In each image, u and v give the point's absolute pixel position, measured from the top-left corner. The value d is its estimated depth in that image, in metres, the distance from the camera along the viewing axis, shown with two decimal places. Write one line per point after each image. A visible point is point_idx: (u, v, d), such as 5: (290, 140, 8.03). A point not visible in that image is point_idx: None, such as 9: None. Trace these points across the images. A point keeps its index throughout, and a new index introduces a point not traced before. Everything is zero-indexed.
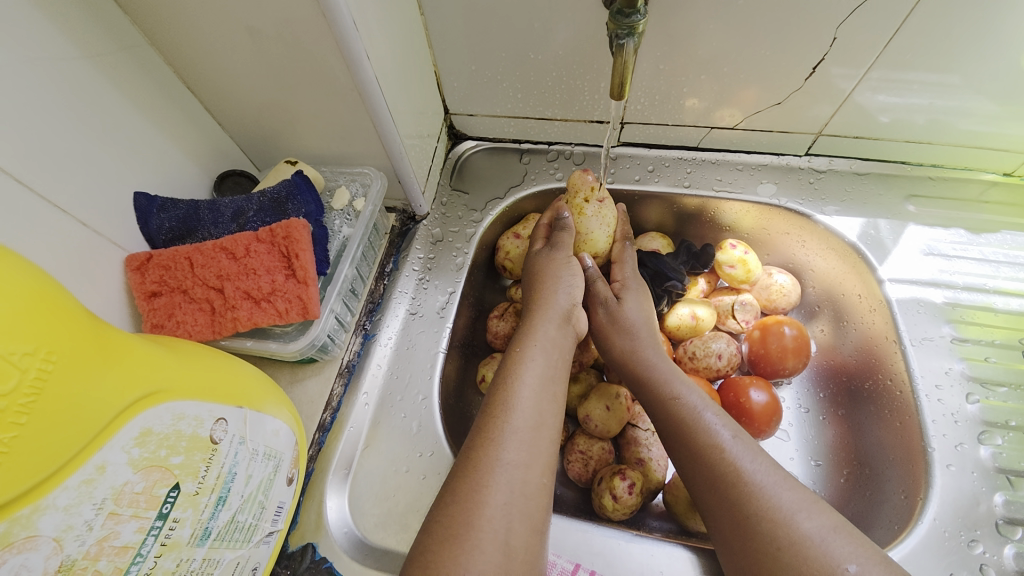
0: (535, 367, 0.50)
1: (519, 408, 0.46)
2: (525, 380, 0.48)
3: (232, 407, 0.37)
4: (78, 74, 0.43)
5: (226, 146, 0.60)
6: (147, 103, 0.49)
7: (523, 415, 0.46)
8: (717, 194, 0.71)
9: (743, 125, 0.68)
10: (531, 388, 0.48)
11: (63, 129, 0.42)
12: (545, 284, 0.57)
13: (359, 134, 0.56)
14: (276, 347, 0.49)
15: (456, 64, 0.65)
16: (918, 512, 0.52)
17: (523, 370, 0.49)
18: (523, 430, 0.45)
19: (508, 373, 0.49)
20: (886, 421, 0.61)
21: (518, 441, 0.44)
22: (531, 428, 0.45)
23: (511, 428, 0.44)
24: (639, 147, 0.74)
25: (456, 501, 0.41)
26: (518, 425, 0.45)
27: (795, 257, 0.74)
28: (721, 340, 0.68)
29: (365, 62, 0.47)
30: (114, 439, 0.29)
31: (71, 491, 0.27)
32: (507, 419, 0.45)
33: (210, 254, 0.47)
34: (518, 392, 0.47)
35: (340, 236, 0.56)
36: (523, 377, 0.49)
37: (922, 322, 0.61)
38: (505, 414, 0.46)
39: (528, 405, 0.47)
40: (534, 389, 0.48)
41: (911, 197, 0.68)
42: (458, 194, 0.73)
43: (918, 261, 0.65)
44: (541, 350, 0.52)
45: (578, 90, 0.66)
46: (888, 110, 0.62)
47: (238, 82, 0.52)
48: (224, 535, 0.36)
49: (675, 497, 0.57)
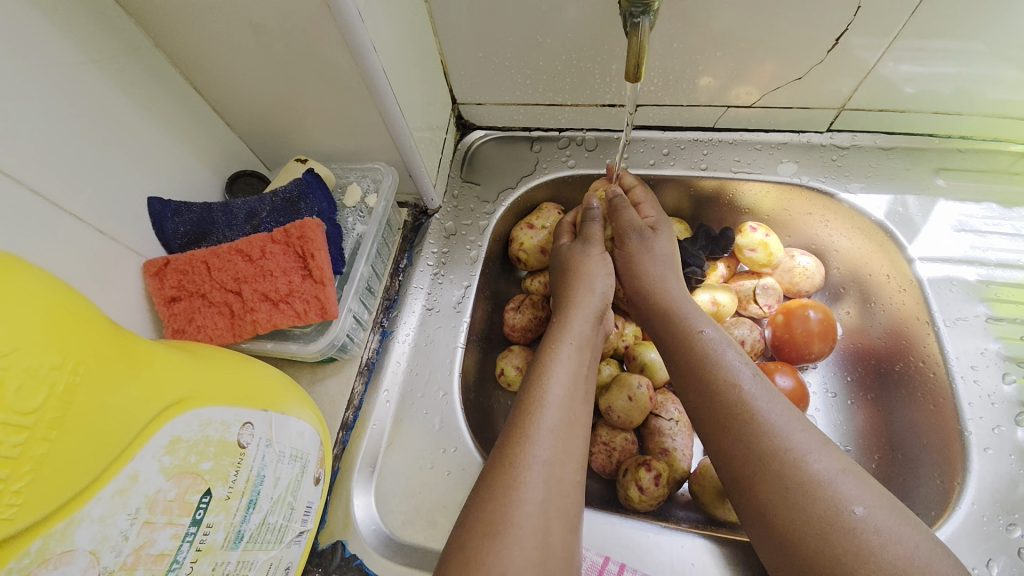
0: (567, 363, 0.49)
1: (550, 405, 0.46)
2: (556, 376, 0.48)
3: (257, 410, 0.37)
4: (85, 80, 0.42)
5: (236, 147, 0.59)
6: (155, 106, 0.49)
7: (555, 412, 0.45)
8: (736, 175, 0.69)
9: (761, 102, 0.65)
10: (563, 385, 0.48)
11: (74, 136, 0.41)
12: (577, 280, 0.57)
13: (368, 128, 0.55)
14: (296, 348, 0.48)
15: (463, 53, 0.64)
16: (955, 497, 0.51)
17: (554, 366, 0.49)
18: (556, 427, 0.45)
19: (538, 370, 0.49)
20: (919, 405, 0.59)
21: (551, 438, 0.44)
22: (563, 425, 0.45)
23: (543, 425, 0.44)
24: (653, 130, 0.72)
25: (495, 496, 0.40)
26: (550, 422, 0.45)
27: (817, 238, 0.72)
28: (743, 326, 0.67)
29: (371, 54, 0.46)
30: (145, 448, 0.28)
31: (106, 502, 0.26)
32: (538, 416, 0.45)
33: (226, 257, 0.47)
34: (550, 389, 0.47)
35: (355, 233, 0.56)
36: (554, 373, 0.48)
37: (955, 302, 0.59)
38: (538, 411, 0.45)
39: (560, 403, 0.46)
40: (566, 386, 0.48)
41: (940, 171, 0.66)
42: (470, 186, 0.72)
43: (949, 238, 0.63)
44: (574, 346, 0.51)
45: (589, 73, 0.64)
46: (912, 81, 0.59)
47: (245, 80, 0.51)
48: (256, 537, 0.36)
49: (702, 486, 0.56)
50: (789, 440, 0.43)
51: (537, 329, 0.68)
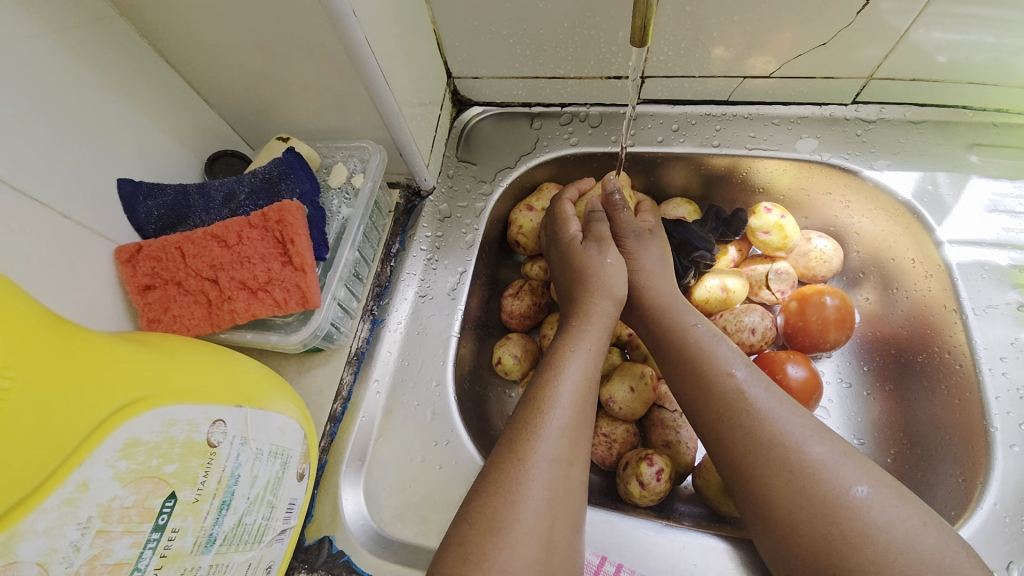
0: (583, 366, 0.46)
1: (561, 405, 0.43)
2: (569, 377, 0.45)
3: (231, 407, 0.35)
4: (42, 52, 0.39)
5: (216, 125, 0.56)
6: (122, 80, 0.46)
7: (567, 412, 0.43)
8: (750, 152, 0.64)
9: (779, 72, 0.60)
10: (575, 385, 0.45)
11: (33, 114, 0.39)
12: (590, 277, 0.53)
13: (353, 104, 0.51)
14: (277, 339, 0.46)
15: (457, 21, 0.59)
16: (977, 497, 0.48)
17: (566, 366, 0.46)
18: (567, 428, 0.42)
19: (549, 370, 0.46)
20: (941, 398, 0.55)
21: (561, 437, 0.41)
22: (574, 426, 0.42)
23: (553, 425, 0.41)
24: (662, 104, 0.67)
25: (499, 493, 0.38)
26: (562, 422, 0.42)
27: (837, 219, 0.67)
28: (754, 313, 0.63)
29: (352, 20, 0.42)
30: (95, 454, 0.27)
31: (51, 514, 0.25)
32: (549, 415, 0.42)
33: (201, 243, 0.44)
34: (562, 388, 0.44)
35: (340, 217, 0.52)
36: (566, 374, 0.45)
37: (986, 289, 0.55)
38: (548, 409, 0.42)
39: (572, 403, 0.43)
40: (579, 387, 0.45)
41: (973, 147, 0.61)
42: (466, 165, 0.69)
43: (980, 219, 0.58)
44: (590, 350, 0.48)
45: (593, 42, 0.59)
46: (946, 48, 0.54)
47: (219, 52, 0.47)
48: (232, 539, 0.35)
49: (706, 481, 0.54)
50: (802, 442, 0.40)
51: (536, 317, 0.65)
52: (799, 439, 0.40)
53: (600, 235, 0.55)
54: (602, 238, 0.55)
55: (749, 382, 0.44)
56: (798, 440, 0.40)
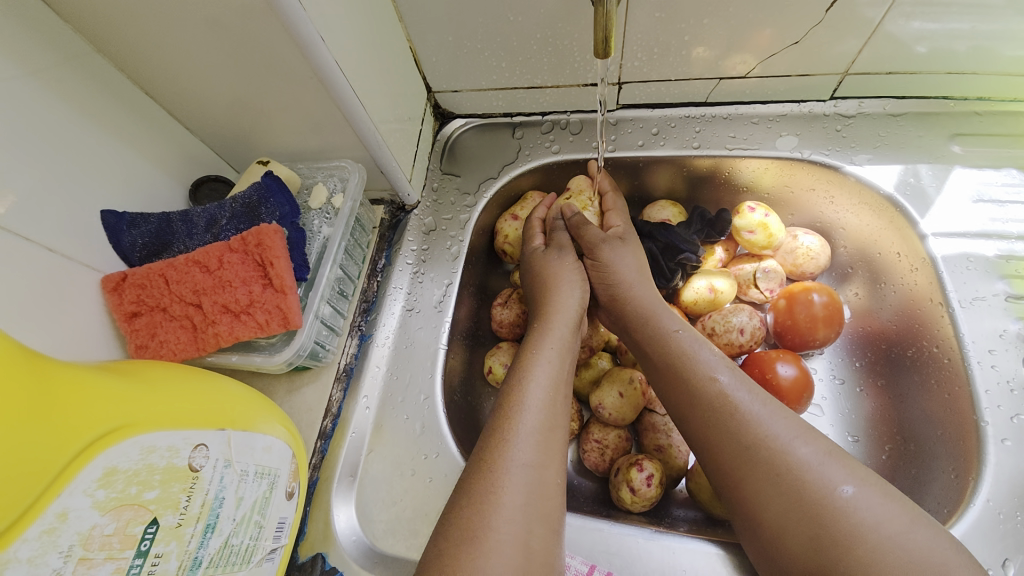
0: (547, 367, 0.47)
1: (530, 408, 0.43)
2: (536, 380, 0.45)
3: (213, 431, 0.36)
4: (23, 92, 0.40)
5: (199, 152, 0.57)
6: (103, 114, 0.47)
7: (535, 415, 0.43)
8: (731, 152, 0.65)
9: (756, 72, 0.60)
10: (543, 389, 0.45)
11: (16, 152, 0.40)
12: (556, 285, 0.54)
13: (331, 125, 0.52)
14: (261, 360, 0.47)
15: (432, 37, 0.60)
16: (970, 492, 0.47)
17: (533, 370, 0.46)
18: (537, 431, 0.42)
19: (519, 374, 0.46)
20: (932, 393, 0.55)
21: (532, 442, 0.41)
22: (545, 429, 0.43)
23: (523, 429, 0.42)
24: (641, 108, 0.67)
25: (472, 504, 0.38)
26: (532, 425, 0.42)
27: (822, 215, 0.67)
28: (743, 313, 0.63)
29: (321, 44, 0.43)
30: (75, 484, 0.27)
31: (33, 543, 0.26)
32: (517, 420, 0.42)
33: (183, 269, 0.45)
34: (531, 393, 0.44)
35: (321, 236, 0.53)
36: (534, 377, 0.46)
37: (972, 280, 0.54)
38: (516, 414, 0.43)
39: (541, 406, 0.44)
40: (546, 390, 0.45)
41: (956, 137, 0.60)
42: (449, 178, 0.69)
43: (966, 210, 0.57)
44: (554, 350, 0.48)
45: (568, 51, 0.59)
46: (924, 39, 0.54)
47: (197, 81, 0.48)
48: (218, 561, 0.35)
49: (699, 484, 0.54)
50: (788, 443, 0.39)
51: (525, 325, 0.66)
52: (783, 441, 0.40)
53: (562, 243, 0.58)
54: (562, 245, 0.57)
55: (734, 387, 0.43)
56: (782, 442, 0.40)
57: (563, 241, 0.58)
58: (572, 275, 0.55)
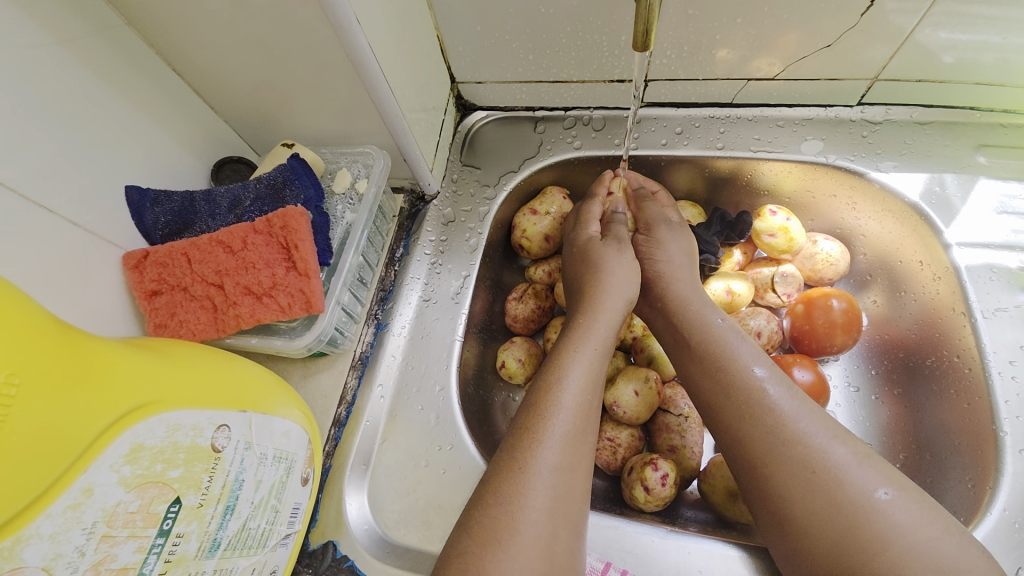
0: (587, 368, 0.46)
1: (566, 410, 0.42)
2: (574, 380, 0.44)
3: (235, 412, 0.35)
4: (53, 63, 0.40)
5: (221, 132, 0.57)
6: (129, 89, 0.46)
7: (570, 418, 0.42)
8: (755, 155, 0.64)
9: (784, 74, 0.60)
10: (580, 390, 0.44)
11: (43, 122, 0.39)
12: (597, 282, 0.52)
13: (357, 110, 0.52)
14: (282, 344, 0.47)
15: (460, 27, 0.59)
16: (986, 502, 0.47)
17: (573, 369, 0.45)
18: (572, 435, 0.41)
19: (555, 370, 0.45)
20: (950, 402, 0.55)
21: (564, 445, 0.41)
22: (577, 433, 0.42)
23: (556, 431, 0.41)
24: (665, 107, 0.67)
25: (500, 501, 0.37)
26: (566, 428, 0.42)
27: (843, 221, 0.67)
28: (760, 317, 0.63)
29: (354, 27, 0.42)
30: (101, 459, 0.27)
31: (56, 518, 0.25)
32: (553, 421, 0.42)
33: (207, 249, 0.45)
34: (565, 394, 0.43)
35: (343, 222, 0.53)
36: (572, 376, 0.45)
37: (995, 292, 0.54)
38: (550, 415, 0.42)
39: (576, 408, 0.43)
40: (583, 392, 0.44)
41: (981, 148, 0.60)
42: (469, 169, 0.69)
43: (989, 222, 0.57)
44: (595, 351, 0.47)
45: (596, 45, 0.59)
46: (953, 48, 0.53)
47: (225, 60, 0.48)
48: (236, 543, 0.35)
49: (712, 486, 0.53)
50: (824, 444, 0.39)
51: (540, 320, 0.65)
52: (808, 445, 0.40)
53: (620, 237, 0.56)
54: (621, 239, 0.56)
55: (770, 381, 0.44)
56: (807, 446, 0.39)
57: (622, 235, 0.57)
58: (627, 273, 0.54)
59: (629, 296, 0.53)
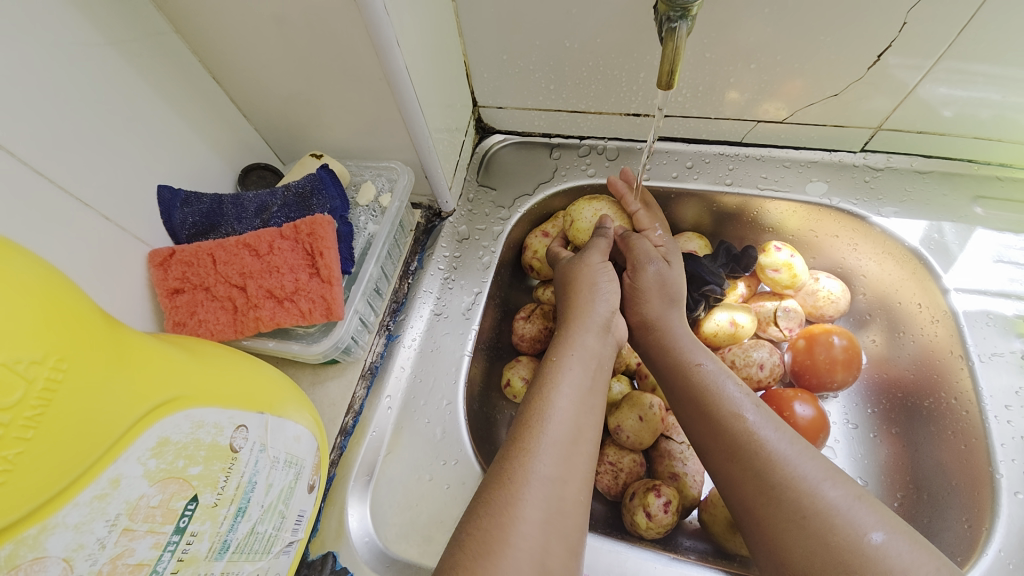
0: (572, 376, 0.46)
1: (553, 420, 0.43)
2: (561, 389, 0.45)
3: (253, 413, 0.35)
4: (102, 63, 0.42)
5: (252, 140, 0.58)
6: (172, 92, 0.48)
7: (559, 426, 0.42)
8: (761, 193, 0.67)
9: (792, 118, 0.63)
10: (569, 401, 0.44)
11: (86, 121, 0.41)
12: (580, 291, 0.53)
13: (386, 126, 0.54)
14: (299, 348, 0.47)
15: (487, 54, 0.62)
16: (981, 542, 0.48)
17: (559, 379, 0.46)
18: (559, 443, 0.42)
19: (543, 382, 0.46)
20: (947, 442, 0.56)
21: (554, 453, 0.41)
22: (567, 442, 0.42)
23: (545, 440, 0.41)
24: (678, 142, 0.70)
25: (494, 513, 0.37)
26: (553, 437, 0.42)
27: (844, 261, 0.69)
28: (763, 349, 0.64)
29: (395, 48, 0.44)
30: (130, 450, 0.27)
31: (82, 508, 0.25)
32: (540, 430, 0.42)
33: (233, 251, 0.46)
34: (553, 403, 0.44)
35: (366, 233, 0.54)
36: (559, 386, 0.45)
37: (992, 337, 0.56)
38: (539, 424, 0.42)
39: (563, 417, 0.43)
40: (571, 400, 0.45)
41: (978, 199, 0.62)
42: (485, 190, 0.71)
43: (986, 269, 0.59)
44: (580, 360, 0.48)
45: (615, 81, 0.62)
46: (951, 104, 0.56)
47: (263, 72, 0.50)
48: (243, 547, 0.35)
49: (713, 516, 0.54)
50: (820, 483, 0.40)
51: (546, 341, 0.66)
52: (809, 480, 0.40)
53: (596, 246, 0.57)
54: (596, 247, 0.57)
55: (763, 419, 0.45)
56: (809, 480, 0.40)
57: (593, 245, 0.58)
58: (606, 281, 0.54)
59: (608, 301, 0.53)
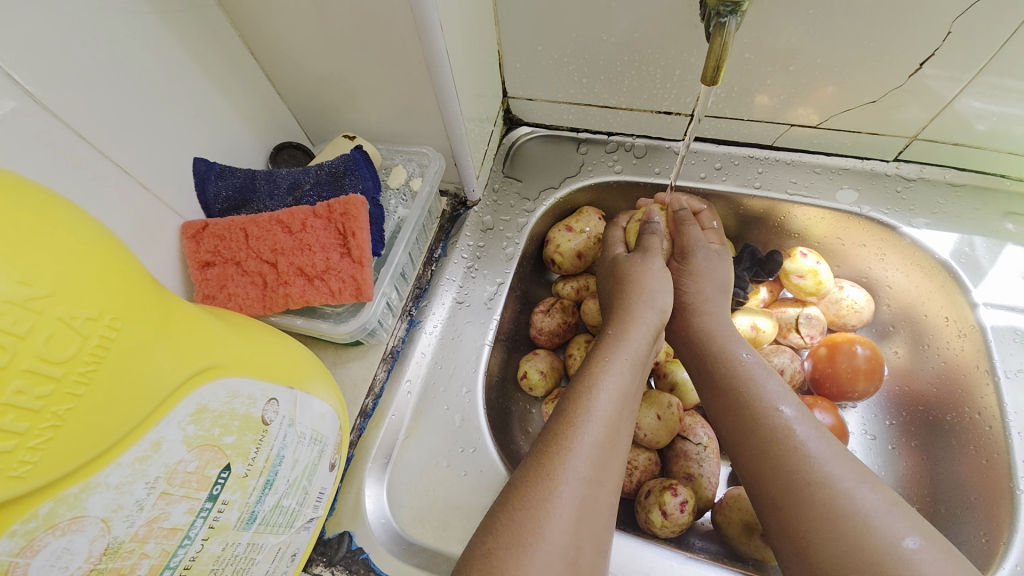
0: (618, 378, 0.46)
1: (595, 419, 0.43)
2: (604, 389, 0.45)
3: (283, 387, 0.35)
4: (145, 33, 0.42)
5: (284, 118, 0.58)
6: (211, 66, 0.48)
7: (600, 428, 0.42)
8: (790, 197, 0.66)
9: (825, 124, 0.62)
10: (611, 400, 0.44)
11: (126, 89, 0.41)
12: (637, 293, 0.52)
13: (419, 111, 0.54)
14: (327, 327, 0.48)
15: (521, 43, 0.62)
16: (998, 557, 0.48)
17: (602, 378, 0.46)
18: (599, 444, 0.42)
19: (586, 379, 0.46)
20: (968, 457, 0.55)
21: (593, 454, 0.41)
22: (606, 443, 0.42)
23: (585, 439, 0.41)
24: (707, 143, 0.69)
25: (527, 506, 0.37)
26: (594, 438, 0.42)
27: (869, 271, 0.68)
28: (784, 355, 0.64)
29: (437, 32, 0.44)
30: (171, 415, 0.27)
31: (124, 469, 0.25)
32: (581, 429, 0.42)
33: (266, 226, 0.46)
34: (597, 403, 0.44)
35: (396, 216, 0.54)
36: (602, 386, 0.45)
37: (1020, 354, 0.55)
38: (580, 423, 0.42)
39: (605, 418, 0.43)
40: (614, 402, 0.44)
41: (1009, 215, 0.61)
42: (511, 181, 0.70)
43: (1016, 285, 0.58)
44: (627, 362, 0.47)
45: (649, 77, 0.61)
46: (987, 118, 0.55)
47: (300, 50, 0.50)
48: (269, 520, 0.35)
49: (728, 518, 0.53)
50: (844, 492, 0.39)
51: (565, 336, 0.66)
52: (834, 488, 0.40)
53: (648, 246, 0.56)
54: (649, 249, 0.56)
55: (799, 422, 0.44)
56: (833, 489, 0.40)
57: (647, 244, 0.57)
58: (659, 281, 0.53)
59: (659, 306, 0.52)
